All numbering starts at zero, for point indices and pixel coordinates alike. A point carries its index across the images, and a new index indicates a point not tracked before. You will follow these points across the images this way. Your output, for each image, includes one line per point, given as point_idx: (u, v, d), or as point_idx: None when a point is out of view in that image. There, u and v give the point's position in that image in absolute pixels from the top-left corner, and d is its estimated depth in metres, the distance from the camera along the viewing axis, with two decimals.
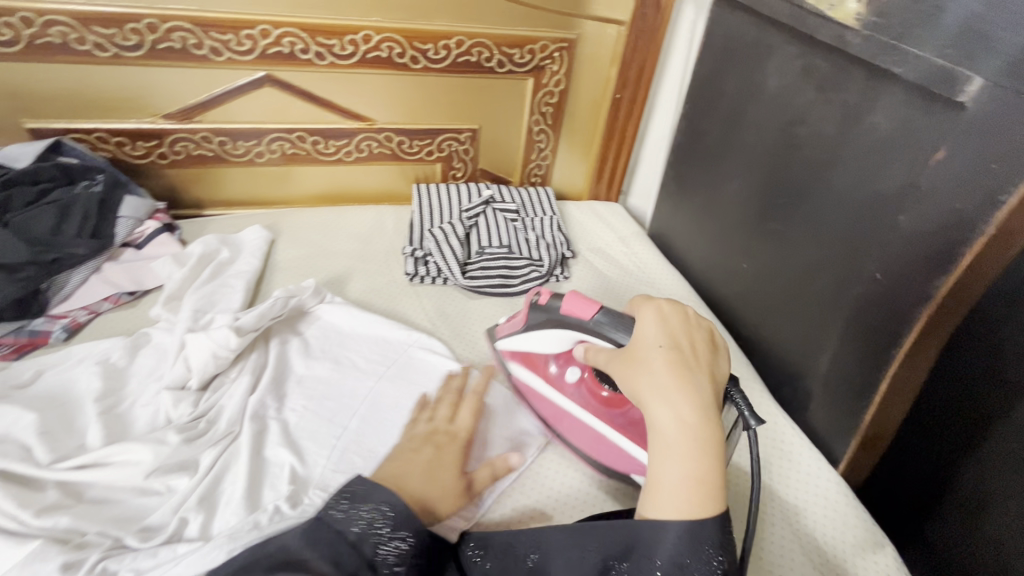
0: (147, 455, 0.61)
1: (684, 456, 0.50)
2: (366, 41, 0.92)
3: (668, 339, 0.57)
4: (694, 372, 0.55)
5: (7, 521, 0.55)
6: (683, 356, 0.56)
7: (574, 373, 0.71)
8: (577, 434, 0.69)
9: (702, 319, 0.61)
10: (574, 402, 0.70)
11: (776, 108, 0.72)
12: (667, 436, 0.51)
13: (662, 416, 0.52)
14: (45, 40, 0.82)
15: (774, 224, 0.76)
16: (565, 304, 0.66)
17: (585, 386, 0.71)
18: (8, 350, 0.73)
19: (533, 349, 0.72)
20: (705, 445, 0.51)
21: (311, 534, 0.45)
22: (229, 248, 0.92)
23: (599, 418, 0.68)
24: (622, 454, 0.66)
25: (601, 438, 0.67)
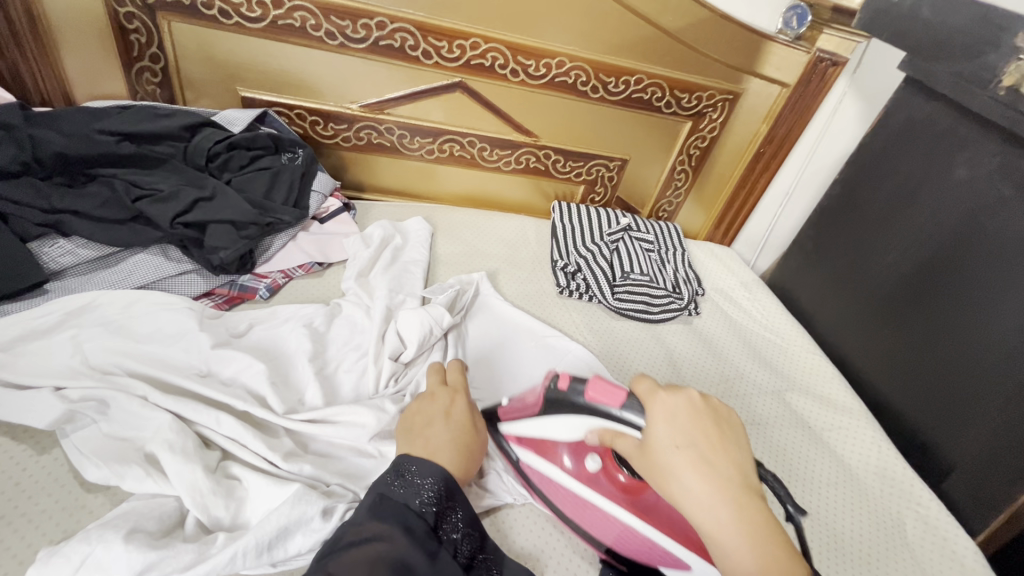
0: (372, 420, 0.66)
1: (747, 545, 0.43)
2: (558, 66, 0.99)
3: (684, 435, 0.49)
4: (716, 461, 0.47)
5: (260, 460, 0.61)
6: (707, 446, 0.48)
7: (595, 461, 0.63)
8: (602, 526, 0.62)
9: (702, 400, 0.52)
10: (601, 493, 0.62)
11: (965, 196, 0.82)
12: (714, 534, 0.44)
13: (707, 521, 0.45)
14: (286, 22, 0.88)
15: (940, 299, 0.85)
16: (589, 390, 0.59)
17: (607, 473, 0.63)
18: (222, 300, 0.79)
19: (547, 436, 0.64)
20: (757, 530, 0.44)
21: (377, 509, 0.50)
22: (399, 235, 0.99)
23: (620, 510, 0.60)
24: (646, 543, 0.59)
25: (621, 527, 0.61)
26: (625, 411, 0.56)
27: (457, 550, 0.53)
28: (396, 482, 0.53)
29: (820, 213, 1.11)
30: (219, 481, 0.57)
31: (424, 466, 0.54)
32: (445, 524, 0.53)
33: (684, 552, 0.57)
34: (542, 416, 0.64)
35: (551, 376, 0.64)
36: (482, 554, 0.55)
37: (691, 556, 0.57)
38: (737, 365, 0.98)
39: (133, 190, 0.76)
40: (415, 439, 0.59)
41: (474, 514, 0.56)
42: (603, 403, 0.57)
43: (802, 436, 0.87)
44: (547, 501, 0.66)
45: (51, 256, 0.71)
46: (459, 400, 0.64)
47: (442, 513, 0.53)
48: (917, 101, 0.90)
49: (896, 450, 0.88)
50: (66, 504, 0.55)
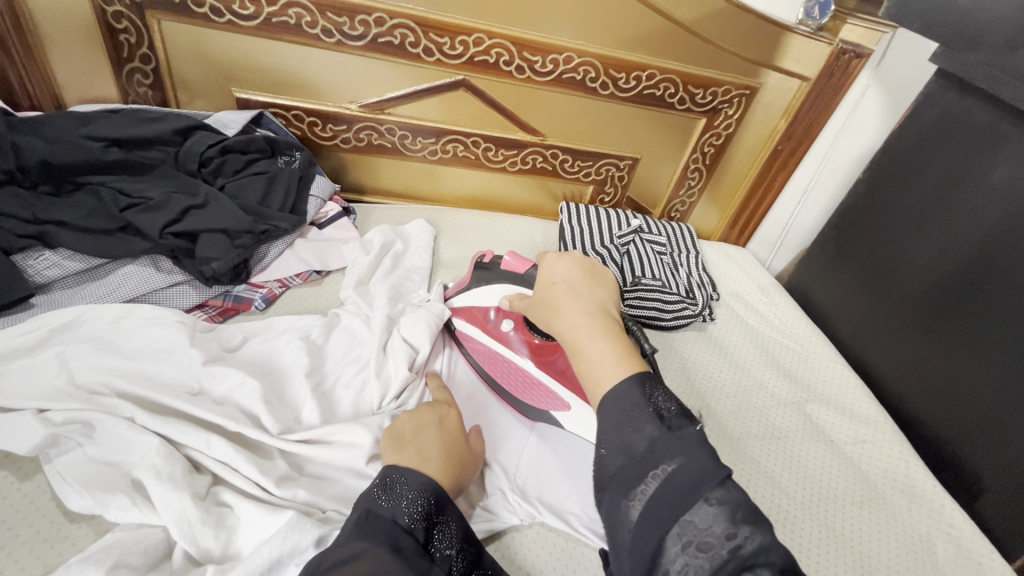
0: (369, 441, 0.63)
1: (600, 339, 0.52)
2: (566, 62, 0.94)
3: (560, 274, 0.59)
4: (582, 289, 0.57)
5: (252, 486, 0.57)
6: (578, 282, 0.58)
7: (509, 324, 0.75)
8: (510, 377, 0.74)
9: (582, 255, 0.61)
10: (514, 349, 0.74)
11: (1003, 197, 0.77)
12: (577, 338, 0.53)
13: (572, 329, 0.54)
14: (280, 20, 0.85)
15: (975, 307, 0.80)
16: (506, 264, 0.77)
17: (518, 334, 0.75)
18: (215, 312, 0.76)
19: (477, 303, 0.78)
20: (608, 329, 0.53)
21: (362, 529, 0.47)
22: (400, 239, 0.95)
23: (527, 362, 0.73)
24: (538, 389, 0.72)
25: (522, 374, 0.74)
26: (530, 277, 0.75)
27: (451, 566, 0.50)
28: (384, 496, 0.51)
29: (841, 213, 1.06)
30: (209, 509, 0.54)
31: (413, 475, 0.53)
32: (436, 539, 0.51)
33: (569, 395, 0.70)
34: (477, 289, 0.79)
35: (478, 257, 0.82)
36: (479, 571, 0.52)
37: (570, 396, 0.70)
38: (753, 373, 0.93)
39: (121, 199, 0.73)
40: (406, 446, 0.58)
41: (470, 529, 0.54)
42: (516, 271, 0.76)
43: (823, 450, 0.83)
44: (473, 361, 0.78)
45: (36, 269, 0.68)
46: (453, 414, 0.64)
47: (432, 527, 0.51)
48: (949, 96, 0.85)
49: (924, 466, 0.83)
50: (48, 536, 0.52)
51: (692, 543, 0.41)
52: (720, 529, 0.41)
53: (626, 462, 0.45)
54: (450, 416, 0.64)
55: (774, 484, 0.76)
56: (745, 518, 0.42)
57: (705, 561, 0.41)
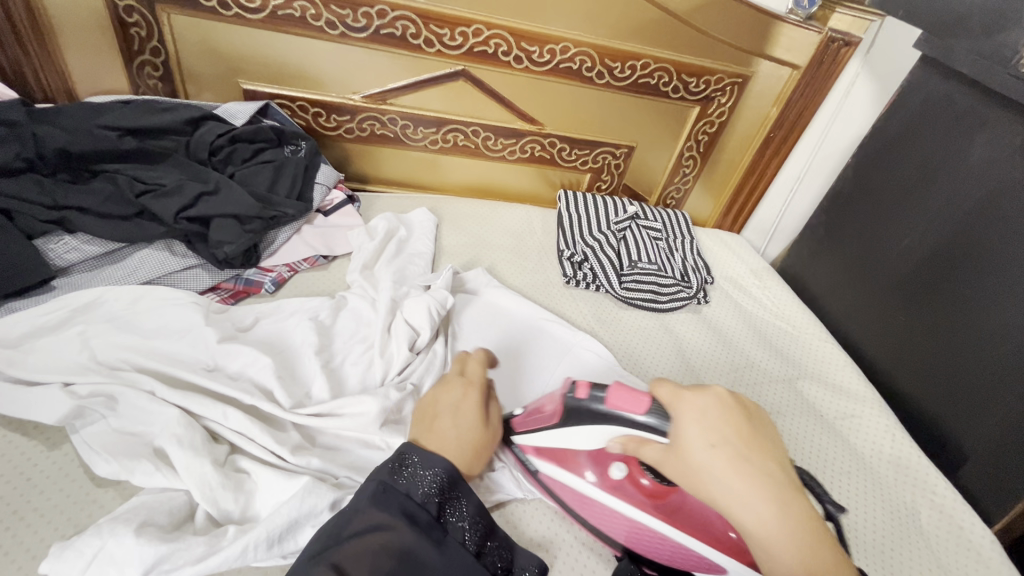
0: (376, 411, 0.66)
1: (791, 543, 0.44)
2: (563, 52, 0.97)
3: (716, 433, 0.49)
4: (752, 456, 0.48)
5: (268, 454, 0.61)
6: (740, 442, 0.49)
7: (618, 468, 0.60)
8: (631, 535, 0.60)
9: (727, 393, 0.52)
10: (628, 502, 0.59)
11: (983, 178, 0.80)
12: (763, 538, 0.45)
13: (754, 523, 0.45)
14: (285, 12, 0.87)
15: (957, 284, 0.83)
16: (610, 399, 0.58)
17: (631, 479, 0.60)
18: (227, 295, 0.79)
19: (569, 444, 0.62)
20: (799, 521, 0.45)
21: (381, 500, 0.50)
22: (403, 226, 0.98)
23: (647, 517, 0.58)
24: (682, 552, 0.58)
25: (657, 537, 0.58)
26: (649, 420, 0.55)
27: (465, 538, 0.52)
28: (399, 473, 0.53)
29: (831, 197, 1.08)
30: (228, 475, 0.57)
31: (425, 458, 0.54)
32: (449, 513, 0.53)
33: (721, 557, 0.56)
34: (564, 426, 0.62)
35: (569, 383, 0.62)
36: (492, 542, 0.54)
37: (729, 561, 0.56)
38: (745, 352, 0.97)
39: (136, 185, 0.76)
40: (426, 430, 0.58)
41: (482, 505, 0.55)
42: (626, 412, 0.57)
43: (813, 423, 0.86)
44: (578, 514, 0.63)
45: (56, 253, 0.71)
46: (471, 394, 0.63)
47: (445, 504, 0.53)
48: (934, 81, 0.88)
49: (909, 439, 0.87)
50: (76, 499, 0.56)
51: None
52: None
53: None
54: (467, 398, 0.62)
55: None
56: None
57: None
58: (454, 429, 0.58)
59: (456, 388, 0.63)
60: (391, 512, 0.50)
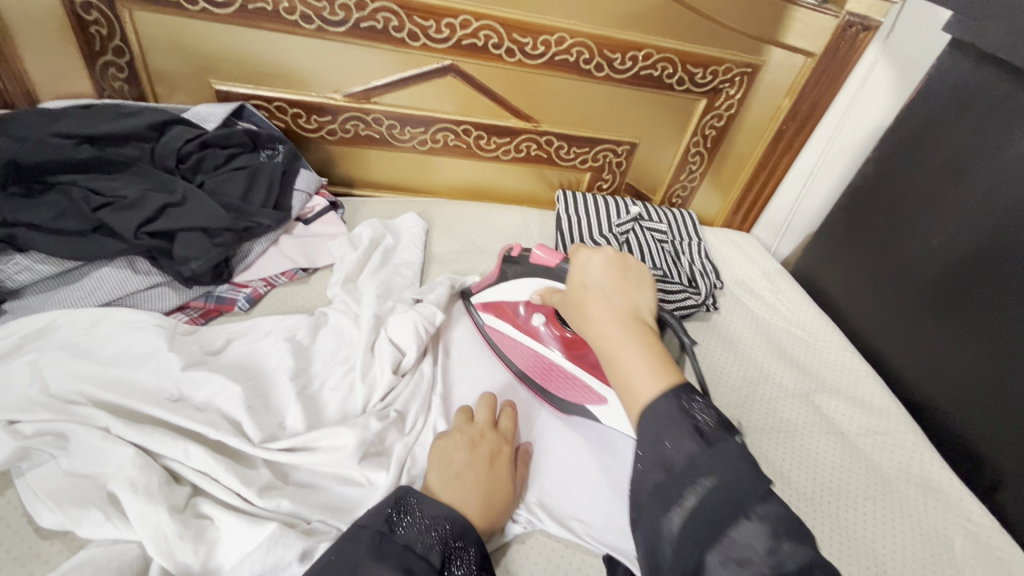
0: (354, 442, 0.60)
1: (635, 348, 0.48)
2: (558, 43, 0.90)
3: (594, 277, 0.55)
4: (617, 291, 0.53)
5: (233, 496, 0.55)
6: (612, 283, 0.54)
7: (540, 318, 0.73)
8: (545, 374, 0.73)
9: (616, 252, 0.58)
10: (546, 345, 0.72)
11: (1021, 173, 0.73)
12: (610, 348, 0.49)
13: (603, 339, 0.50)
14: (256, 6, 0.81)
15: (993, 290, 0.76)
16: (533, 257, 0.70)
17: (550, 329, 0.72)
18: (197, 314, 0.73)
19: (505, 297, 0.75)
20: (644, 337, 0.49)
21: (379, 550, 0.46)
22: (390, 234, 0.92)
23: (561, 358, 0.71)
24: (577, 386, 0.70)
25: (561, 372, 0.71)
26: (561, 271, 0.68)
27: None
28: (398, 517, 0.50)
29: (849, 195, 1.01)
30: (188, 522, 0.52)
31: (431, 505, 0.51)
32: (454, 565, 0.48)
33: (606, 391, 0.68)
34: (502, 283, 0.76)
35: (507, 248, 0.75)
36: None
37: (607, 392, 0.68)
38: (760, 364, 0.90)
39: (93, 198, 0.70)
40: (443, 484, 0.56)
41: (488, 558, 0.51)
42: (545, 265, 0.69)
43: (835, 444, 0.79)
44: (507, 359, 0.76)
45: (7, 274, 0.65)
46: (505, 450, 0.62)
47: (450, 553, 0.49)
48: (964, 67, 0.80)
49: (941, 459, 0.80)
50: (18, 554, 0.50)
51: (732, 558, 0.38)
52: (761, 545, 0.38)
53: (664, 478, 0.43)
54: (500, 453, 0.61)
55: (790, 486, 0.72)
56: (788, 533, 0.39)
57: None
58: (484, 480, 0.57)
59: (482, 443, 0.61)
60: (390, 566, 0.45)
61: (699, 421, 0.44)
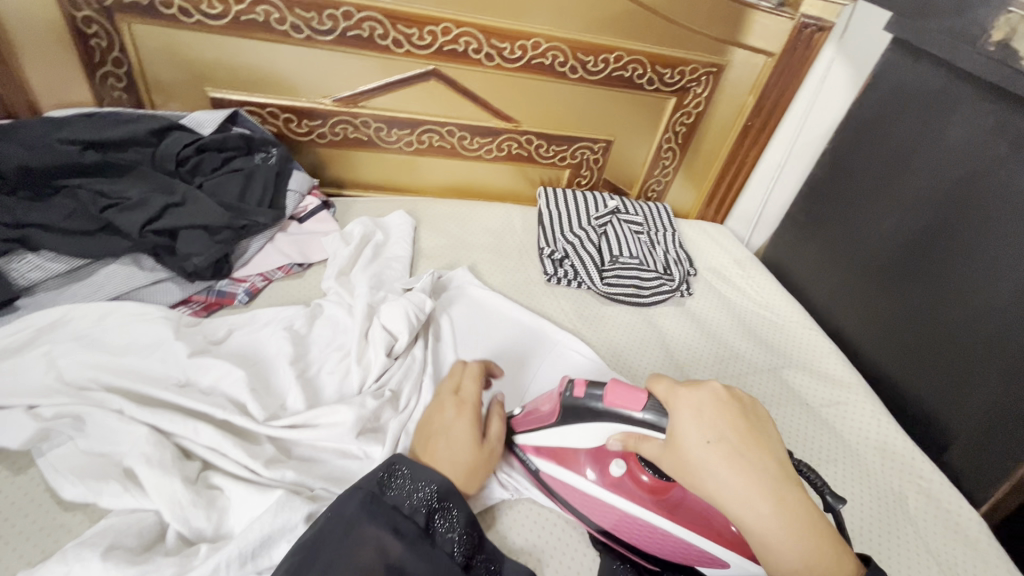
0: (351, 418, 0.65)
1: (790, 535, 0.48)
2: (534, 47, 0.96)
3: (715, 431, 0.51)
4: (750, 453, 0.51)
5: (241, 468, 0.59)
6: (738, 439, 0.51)
7: (618, 466, 0.61)
8: (632, 529, 0.61)
9: (721, 386, 0.55)
10: (630, 501, 0.60)
11: (957, 158, 0.80)
12: (765, 535, 0.48)
13: (752, 517, 0.48)
14: (249, 17, 0.86)
15: (936, 266, 0.83)
16: (609, 398, 0.57)
17: (631, 476, 0.61)
18: (200, 307, 0.78)
19: (566, 444, 0.62)
20: (791, 515, 0.48)
21: (371, 507, 0.52)
22: (380, 231, 0.97)
23: (652, 515, 0.59)
24: (679, 545, 0.59)
25: (657, 532, 0.59)
26: (647, 417, 0.55)
27: (454, 550, 0.53)
28: (387, 480, 0.54)
29: (810, 184, 1.08)
30: (200, 493, 0.56)
31: (417, 471, 0.55)
32: (438, 523, 0.53)
33: (722, 551, 0.57)
34: (559, 426, 0.61)
35: (567, 382, 0.61)
36: (480, 554, 0.55)
37: (728, 555, 0.57)
38: (731, 344, 0.96)
39: (100, 199, 0.75)
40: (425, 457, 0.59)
41: (474, 515, 0.56)
42: (625, 411, 0.56)
43: (801, 415, 0.85)
44: (575, 510, 0.63)
45: (20, 272, 0.69)
46: (464, 412, 0.62)
47: (433, 513, 0.54)
48: (906, 63, 0.87)
49: (896, 425, 0.86)
50: (43, 524, 0.54)
51: None
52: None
53: None
54: (461, 419, 0.61)
55: None
56: None
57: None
58: (445, 450, 0.59)
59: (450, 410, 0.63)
60: (380, 525, 0.51)
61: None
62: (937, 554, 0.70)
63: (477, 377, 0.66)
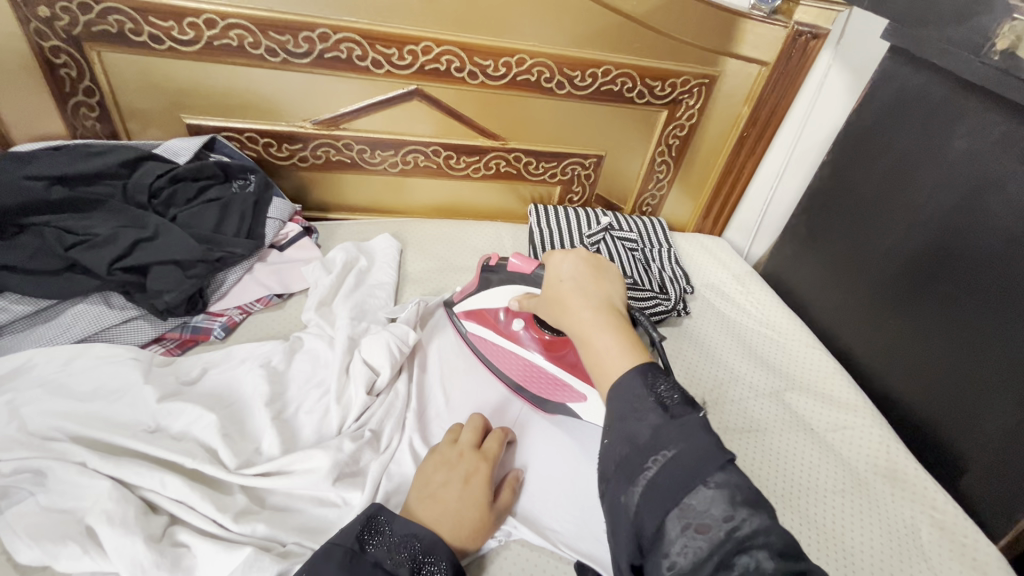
0: (328, 463, 0.62)
1: (606, 332, 0.51)
2: (519, 63, 0.93)
3: (569, 273, 0.59)
4: (590, 285, 0.57)
5: (209, 523, 0.56)
6: (587, 278, 0.59)
7: (521, 323, 0.79)
8: (521, 371, 0.79)
9: (588, 252, 0.62)
10: (527, 348, 0.79)
11: (960, 172, 0.76)
12: (585, 333, 0.53)
13: (578, 324, 0.54)
14: (222, 42, 0.83)
15: (943, 284, 0.79)
16: (512, 265, 0.74)
17: (531, 333, 0.79)
18: (173, 345, 0.75)
19: (486, 305, 0.81)
20: (614, 322, 0.52)
21: (349, 565, 0.48)
22: (364, 256, 0.94)
23: (540, 358, 0.78)
24: (554, 382, 0.76)
25: (542, 373, 0.77)
26: (537, 277, 0.72)
27: None
28: (369, 535, 0.52)
29: (809, 196, 1.04)
30: (165, 551, 0.53)
31: (401, 522, 0.53)
32: None
33: (584, 387, 0.74)
34: (480, 292, 0.81)
35: (485, 258, 0.80)
36: None
37: (585, 387, 0.74)
38: (730, 365, 0.92)
39: (66, 237, 0.72)
40: (425, 499, 0.57)
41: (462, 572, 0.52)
42: (522, 272, 0.73)
43: (805, 440, 0.81)
44: (486, 361, 0.81)
45: None
46: (483, 467, 0.61)
47: (419, 568, 0.51)
48: (904, 72, 0.84)
49: (908, 451, 0.82)
50: None
51: (691, 525, 0.39)
52: (718, 511, 0.38)
53: (629, 451, 0.43)
54: (478, 471, 0.61)
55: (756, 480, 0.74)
56: (745, 500, 0.39)
57: (704, 543, 0.38)
58: (456, 500, 0.57)
59: (469, 459, 0.62)
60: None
61: (659, 393, 0.45)
62: None
63: (500, 440, 0.66)
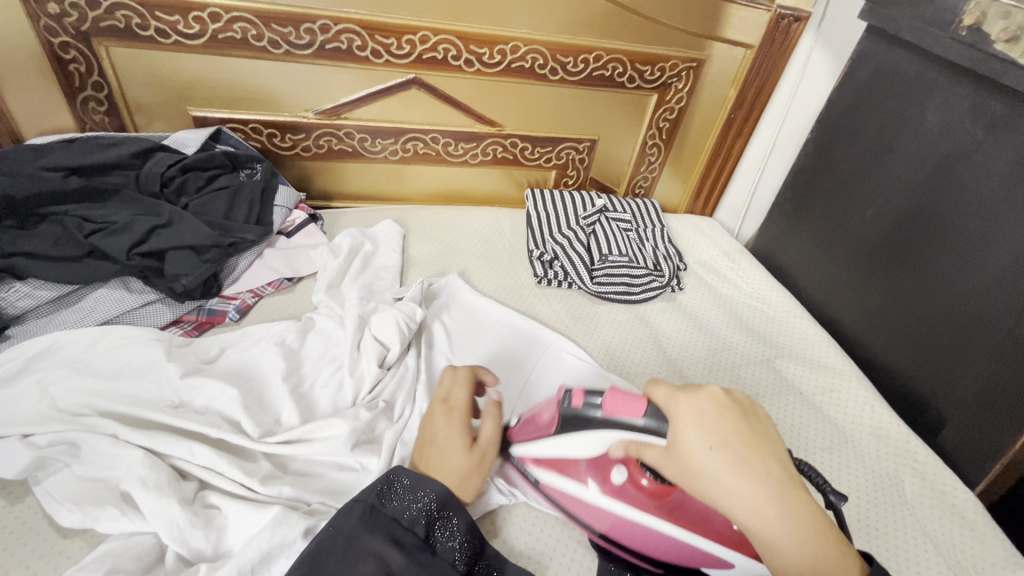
0: (346, 430, 0.65)
1: (794, 536, 0.43)
2: (514, 51, 0.97)
3: (716, 434, 0.47)
4: (752, 457, 0.46)
5: (237, 486, 0.60)
6: (740, 438, 0.47)
7: (620, 474, 0.58)
8: (620, 531, 0.59)
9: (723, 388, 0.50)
10: (627, 506, 0.57)
11: (934, 143, 0.81)
12: (760, 528, 0.44)
13: (752, 518, 0.44)
14: (226, 35, 0.86)
15: (921, 250, 0.83)
16: (609, 407, 0.55)
17: (632, 482, 0.58)
18: (191, 327, 0.78)
19: (567, 453, 0.59)
20: (799, 515, 0.44)
21: (369, 520, 0.52)
22: (369, 240, 0.97)
23: (649, 517, 0.57)
24: (679, 549, 0.57)
25: (656, 534, 0.57)
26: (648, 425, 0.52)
27: (456, 558, 0.53)
28: (386, 495, 0.54)
29: (795, 173, 1.09)
30: (197, 512, 0.56)
31: (415, 480, 0.55)
32: (438, 532, 0.53)
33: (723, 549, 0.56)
34: (558, 437, 0.59)
35: (563, 394, 0.60)
36: (482, 560, 0.55)
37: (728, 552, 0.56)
38: (722, 336, 0.96)
39: (85, 225, 0.75)
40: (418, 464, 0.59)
41: (473, 522, 0.55)
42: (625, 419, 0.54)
43: (796, 403, 0.86)
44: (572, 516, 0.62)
45: (9, 301, 0.69)
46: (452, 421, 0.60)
47: (434, 522, 0.53)
48: (881, 50, 0.88)
49: (891, 412, 0.87)
50: (42, 553, 0.55)
51: None
52: None
53: None
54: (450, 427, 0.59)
55: None
56: None
57: None
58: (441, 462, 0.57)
59: (438, 418, 0.60)
60: (379, 536, 0.51)
61: (775, 474, 0.45)
62: (934, 536, 0.70)
63: (467, 384, 0.63)
